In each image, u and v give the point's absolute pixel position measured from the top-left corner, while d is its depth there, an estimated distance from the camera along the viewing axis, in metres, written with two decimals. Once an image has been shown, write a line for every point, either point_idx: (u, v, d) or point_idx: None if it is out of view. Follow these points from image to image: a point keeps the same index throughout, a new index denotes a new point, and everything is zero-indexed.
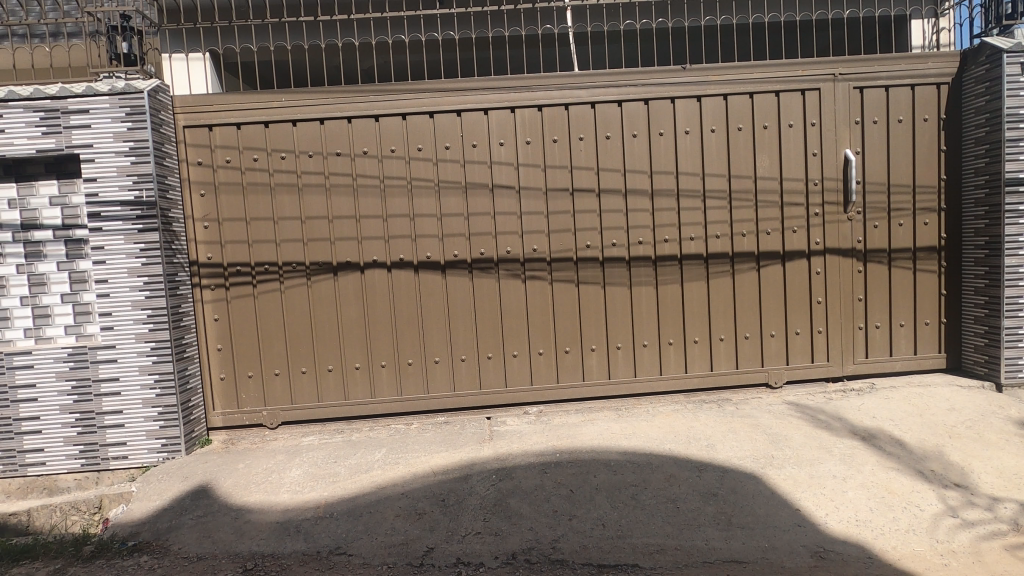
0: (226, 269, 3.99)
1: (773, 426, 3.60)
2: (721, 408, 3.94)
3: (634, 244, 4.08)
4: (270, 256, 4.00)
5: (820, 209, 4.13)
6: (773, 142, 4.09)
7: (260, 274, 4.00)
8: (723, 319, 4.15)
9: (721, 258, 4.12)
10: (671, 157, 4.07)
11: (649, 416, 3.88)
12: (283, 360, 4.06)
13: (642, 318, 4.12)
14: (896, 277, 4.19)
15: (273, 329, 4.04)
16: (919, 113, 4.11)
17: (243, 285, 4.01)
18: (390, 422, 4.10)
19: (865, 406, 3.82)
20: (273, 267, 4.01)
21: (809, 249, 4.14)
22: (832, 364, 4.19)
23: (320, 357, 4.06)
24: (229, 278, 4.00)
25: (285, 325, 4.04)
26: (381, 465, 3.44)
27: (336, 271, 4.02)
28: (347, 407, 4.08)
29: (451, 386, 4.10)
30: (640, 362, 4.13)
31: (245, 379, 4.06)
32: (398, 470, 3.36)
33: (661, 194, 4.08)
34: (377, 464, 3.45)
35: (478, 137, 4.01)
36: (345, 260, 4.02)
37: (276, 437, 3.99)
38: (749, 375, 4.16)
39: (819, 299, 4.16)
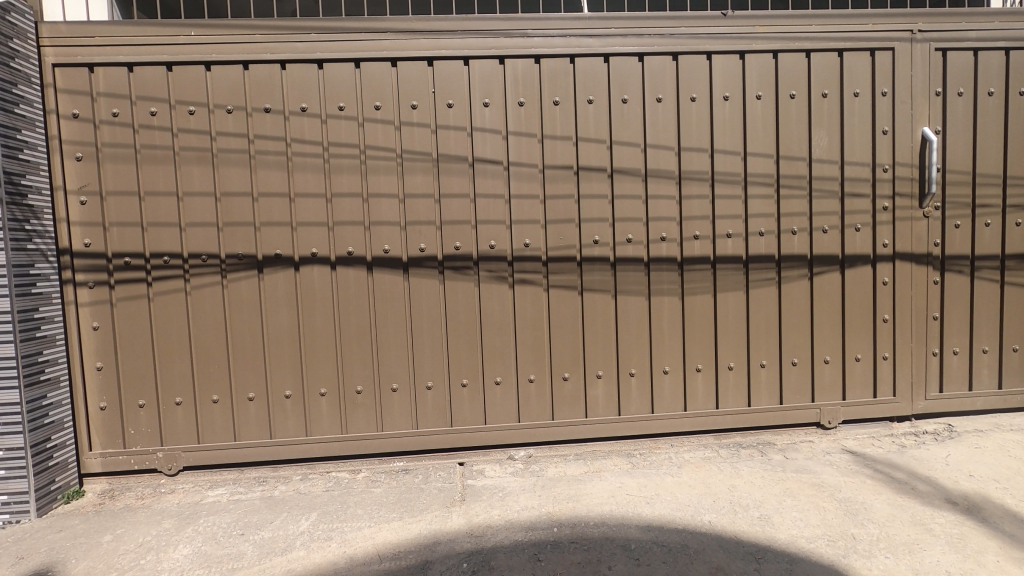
0: (110, 261, 2.96)
1: (841, 488, 2.68)
2: (765, 456, 3.03)
3: (655, 241, 3.15)
4: (172, 245, 2.98)
5: (889, 203, 3.25)
6: (834, 115, 3.20)
7: (157, 269, 2.98)
8: (766, 340, 3.24)
9: (766, 262, 3.21)
10: (705, 130, 3.15)
11: (673, 467, 2.95)
12: (188, 386, 3.04)
13: (662, 338, 3.18)
14: (979, 291, 3.33)
15: (175, 343, 3.02)
16: (1014, 85, 3.26)
17: (134, 284, 2.98)
18: (331, 468, 3.11)
19: (953, 458, 2.93)
20: (176, 259, 2.99)
21: (874, 253, 3.26)
22: (899, 400, 3.31)
23: (238, 382, 3.05)
24: (114, 273, 2.96)
25: (191, 338, 3.02)
26: (305, 541, 2.43)
27: (260, 268, 3.02)
28: (273, 449, 3.07)
29: (413, 421, 3.12)
30: (660, 394, 3.20)
31: (134, 410, 3.02)
32: (329, 551, 2.35)
33: (692, 177, 3.15)
34: (301, 539, 2.45)
35: (455, 95, 3.04)
36: (274, 253, 3.02)
37: (174, 489, 2.96)
38: (796, 412, 3.26)
39: (885, 318, 3.28)
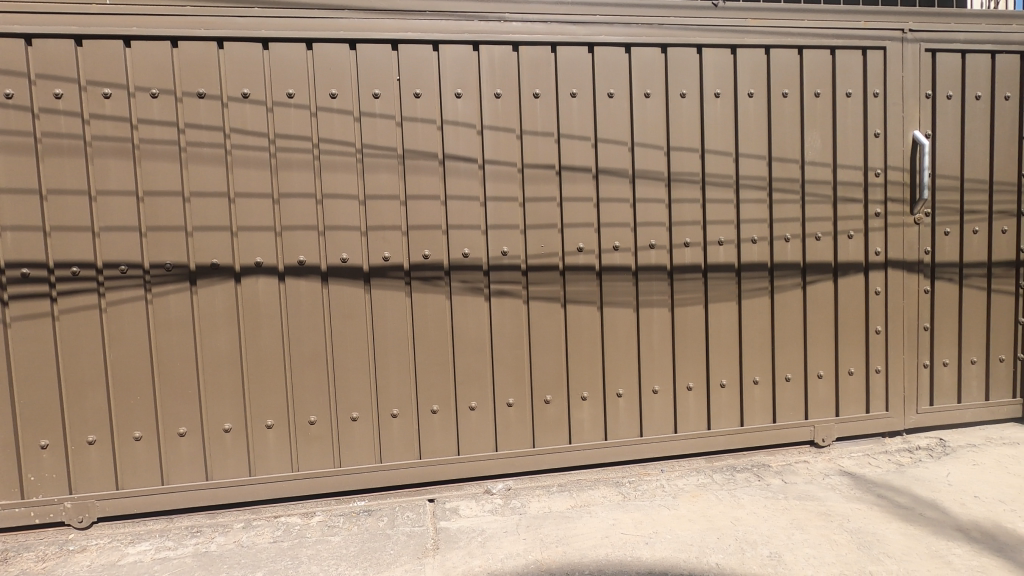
0: (3, 273, 2.45)
1: (849, 517, 2.48)
2: (763, 481, 2.80)
3: (643, 249, 2.89)
4: (83, 253, 2.49)
5: (881, 209, 3.11)
6: (826, 115, 3.03)
7: (64, 282, 2.48)
8: (759, 354, 3.03)
9: (758, 270, 3.00)
10: (696, 128, 2.92)
11: (668, 498, 2.68)
12: (103, 421, 2.55)
13: (652, 354, 2.92)
14: (968, 300, 3.23)
15: (87, 371, 2.53)
16: (999, 89, 3.19)
17: (34, 300, 2.47)
18: (280, 512, 2.68)
19: (954, 477, 2.79)
20: (89, 270, 2.50)
21: (867, 261, 3.10)
22: (891, 415, 3.17)
23: (167, 414, 2.58)
24: (8, 288, 2.45)
25: (108, 364, 2.54)
26: None
27: (194, 280, 2.57)
28: (208, 492, 2.61)
29: (373, 455, 2.73)
30: (650, 415, 2.94)
31: (35, 452, 2.51)
32: None
33: (682, 179, 2.91)
34: None
35: (424, 83, 2.68)
36: (210, 262, 2.57)
37: (86, 546, 2.47)
38: (790, 431, 3.07)
39: (878, 329, 3.13)
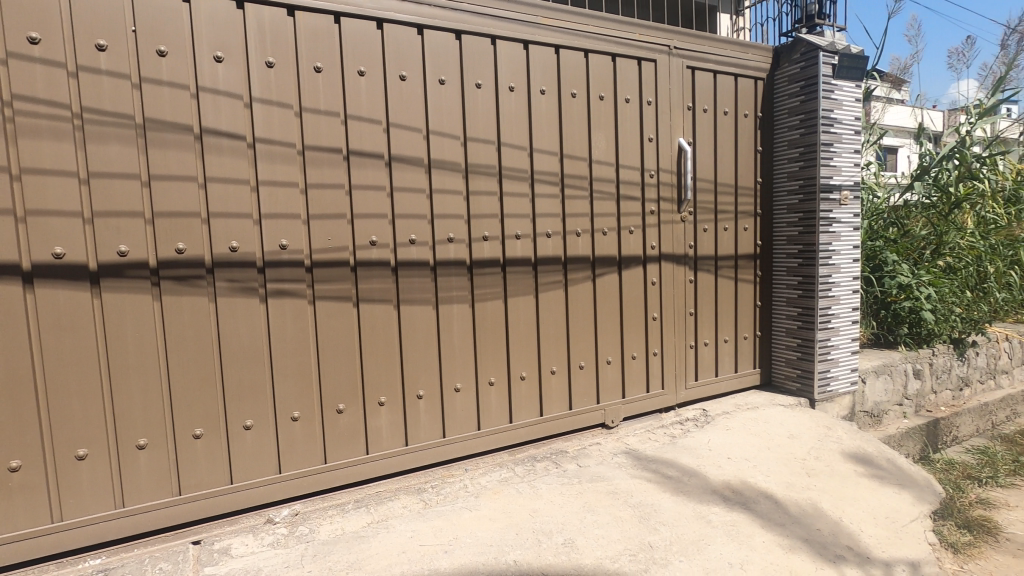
0: None
1: (633, 492, 2.67)
2: (560, 468, 2.89)
3: (442, 242, 2.77)
4: None
5: (655, 207, 3.43)
6: (609, 118, 3.24)
7: None
8: (555, 345, 3.13)
9: (553, 264, 3.09)
10: (491, 121, 2.88)
11: (469, 499, 2.60)
12: None
13: (453, 351, 2.83)
14: (721, 288, 3.73)
15: None
16: (740, 107, 3.73)
17: None
18: None
19: (714, 442, 3.18)
20: None
21: (644, 254, 3.40)
22: (666, 392, 3.53)
23: None
24: None
25: None
26: None
27: None
28: None
29: (161, 489, 2.25)
30: (452, 415, 2.84)
31: None
32: None
33: (479, 171, 2.85)
34: None
35: (169, 39, 2.17)
36: None
37: None
38: (584, 416, 3.23)
39: (654, 316, 3.46)
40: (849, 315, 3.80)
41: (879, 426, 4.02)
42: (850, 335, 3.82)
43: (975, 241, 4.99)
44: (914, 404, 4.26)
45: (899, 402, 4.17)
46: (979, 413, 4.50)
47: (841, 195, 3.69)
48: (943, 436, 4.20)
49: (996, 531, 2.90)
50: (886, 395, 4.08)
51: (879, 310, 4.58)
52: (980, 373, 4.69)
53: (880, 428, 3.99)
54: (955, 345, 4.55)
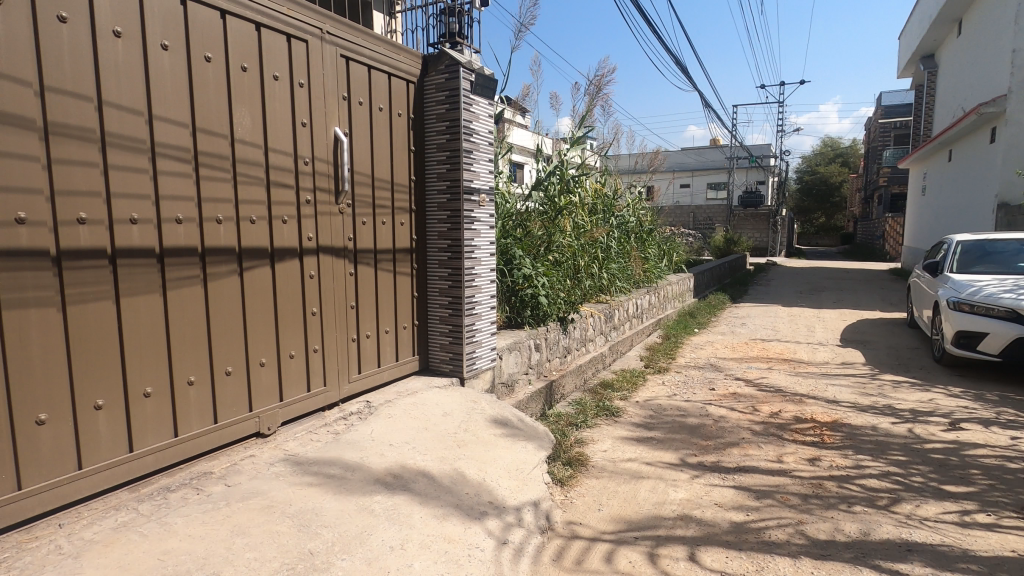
0: None
1: (292, 501, 2.48)
2: (203, 493, 2.44)
3: (7, 225, 2.00)
4: None
5: (311, 197, 3.25)
6: (255, 93, 2.91)
7: None
8: (194, 349, 2.64)
9: (187, 255, 2.60)
10: (86, 69, 2.22)
11: (65, 563, 1.94)
12: None
13: (34, 372, 2.08)
14: (381, 280, 3.81)
15: None
16: (394, 106, 3.88)
17: None
18: None
19: (376, 432, 3.22)
20: None
21: (301, 246, 3.19)
22: (329, 389, 3.41)
23: None
24: None
25: None
26: None
27: None
28: None
29: None
30: (33, 457, 2.09)
31: None
32: None
33: (69, 133, 2.17)
34: None
35: None
36: None
37: None
38: (233, 428, 2.84)
39: (314, 311, 3.29)
40: (488, 301, 4.40)
41: (512, 393, 4.79)
42: (489, 319, 4.43)
43: (571, 241, 6.43)
44: (535, 372, 5.23)
45: (525, 371, 5.06)
46: (576, 372, 5.83)
47: (480, 197, 4.24)
48: (554, 394, 5.28)
49: (586, 462, 3.75)
50: (516, 366, 4.89)
51: (510, 297, 5.45)
52: (576, 341, 6.08)
53: (513, 395, 4.76)
54: (561, 322, 5.77)
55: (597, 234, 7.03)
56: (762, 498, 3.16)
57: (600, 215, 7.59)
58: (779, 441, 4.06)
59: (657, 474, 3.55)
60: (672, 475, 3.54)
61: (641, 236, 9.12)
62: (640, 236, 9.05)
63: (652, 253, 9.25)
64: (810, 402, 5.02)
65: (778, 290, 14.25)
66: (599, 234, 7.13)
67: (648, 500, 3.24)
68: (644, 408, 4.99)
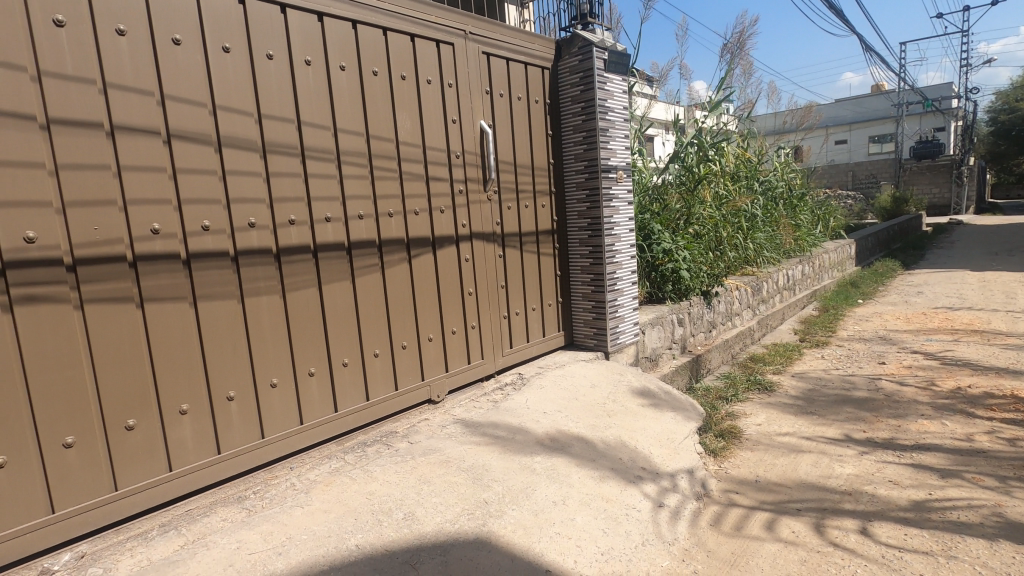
0: None
1: (464, 458, 2.81)
2: (392, 448, 2.89)
3: (243, 228, 2.49)
4: None
5: (463, 187, 3.54)
6: (412, 99, 3.23)
7: None
8: (375, 327, 3.06)
9: (368, 247, 3.01)
10: (286, 95, 2.66)
11: (300, 496, 2.46)
12: None
13: (267, 346, 2.60)
14: (527, 260, 4.02)
15: None
16: (532, 94, 4.04)
17: None
18: None
19: (531, 400, 3.48)
20: None
21: (456, 233, 3.49)
22: (486, 361, 3.73)
23: None
24: None
25: None
26: None
27: None
28: None
29: None
30: (63, 477, 2.02)
31: None
32: None
33: (279, 150, 2.62)
34: None
35: None
36: None
37: None
38: (410, 394, 3.25)
39: (470, 291, 3.60)
40: (629, 277, 4.42)
41: (656, 367, 4.80)
42: (632, 295, 4.46)
43: (712, 212, 6.18)
44: (680, 346, 5.18)
45: (669, 346, 5.03)
46: (723, 347, 5.66)
47: (618, 174, 4.26)
48: (700, 368, 5.20)
49: (739, 436, 3.71)
50: (660, 341, 4.88)
51: (650, 272, 5.41)
52: (722, 316, 5.89)
53: (657, 369, 4.78)
54: (705, 296, 5.62)
55: (740, 203, 6.68)
56: (946, 478, 2.90)
57: (744, 182, 7.17)
58: (967, 419, 3.64)
59: (819, 449, 3.42)
60: (837, 450, 3.38)
61: (792, 202, 8.44)
62: (789, 202, 8.39)
63: (804, 219, 8.53)
64: (1009, 376, 4.40)
65: (963, 255, 12.28)
66: (744, 202, 6.75)
67: (809, 474, 3.14)
68: (801, 381, 4.76)
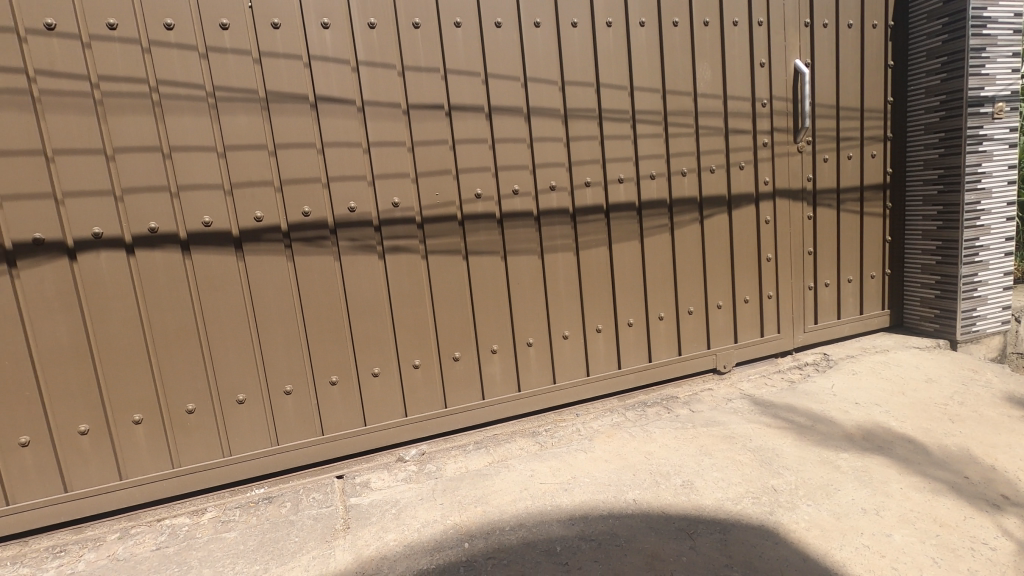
0: None
1: (751, 437, 2.60)
2: (672, 413, 2.86)
3: (545, 191, 2.71)
4: None
5: (768, 139, 3.15)
6: (714, 46, 2.97)
7: None
8: (662, 289, 3.03)
9: (659, 208, 2.95)
10: (588, 60, 2.74)
11: (585, 441, 2.65)
12: None
13: (561, 301, 2.82)
14: (844, 223, 3.41)
15: None
16: (868, 18, 3.30)
17: None
18: (186, 507, 2.32)
19: (838, 387, 3.01)
20: None
21: (757, 191, 3.16)
22: (783, 336, 3.35)
23: (58, 416, 2.13)
24: None
25: None
26: None
27: (76, 254, 2.07)
28: (116, 495, 2.22)
29: (309, 429, 2.46)
30: (414, 392, 2.60)
31: None
32: None
33: (579, 115, 2.73)
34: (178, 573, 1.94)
35: (282, 12, 2.23)
36: (78, 237, 2.07)
37: None
38: (694, 361, 3.15)
39: (769, 257, 3.24)
40: (999, 246, 3.35)
41: None
42: (1001, 270, 3.39)
43: None
44: None
45: None
46: None
47: (995, 108, 3.20)
48: None
49: None
50: None
51: None
52: None
53: None
54: None
55: None
56: None
57: None
58: None
59: None
60: None
61: None
62: None
63: None
64: None
65: None
66: None
67: None
68: None
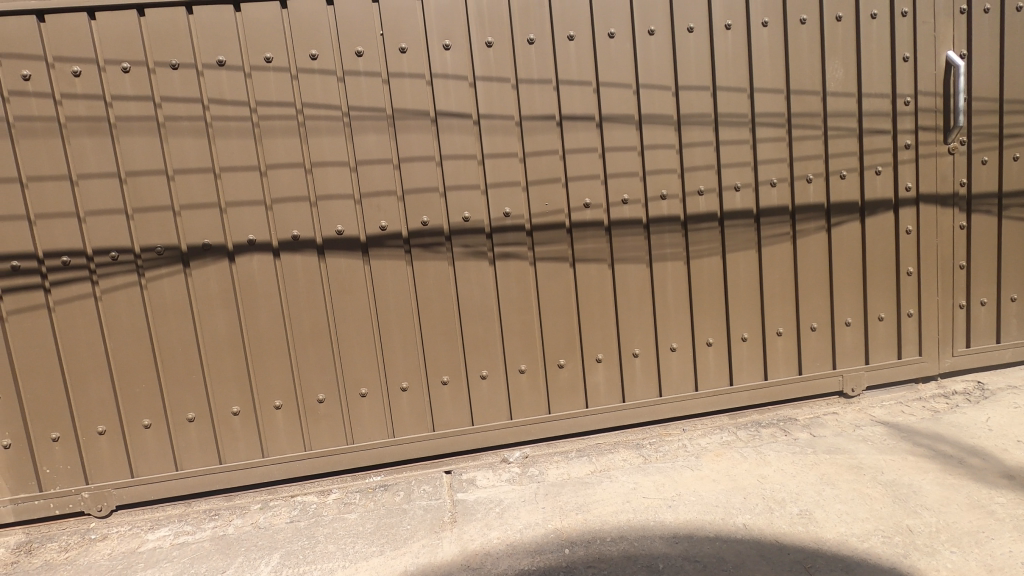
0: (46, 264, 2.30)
1: (883, 469, 2.36)
2: (789, 436, 2.68)
3: (655, 200, 2.67)
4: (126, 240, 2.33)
5: (912, 140, 2.84)
6: (849, 41, 2.75)
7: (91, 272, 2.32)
8: (781, 303, 2.84)
9: (779, 217, 2.78)
10: (704, 64, 2.65)
11: (691, 458, 2.57)
12: (152, 404, 2.43)
13: (669, 312, 2.75)
14: (1007, 233, 2.98)
15: (133, 355, 2.39)
16: None
17: (76, 293, 2.33)
18: (314, 487, 2.57)
19: (994, 420, 2.64)
20: (151, 253, 2.35)
21: (896, 198, 2.86)
22: (926, 359, 3.00)
23: (216, 397, 2.47)
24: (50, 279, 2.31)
25: (132, 352, 2.39)
26: (282, 560, 2.10)
27: (234, 258, 2.39)
28: (257, 470, 2.52)
29: (421, 425, 2.62)
30: (522, 395, 2.68)
31: (92, 438, 2.42)
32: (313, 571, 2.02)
33: (693, 121, 2.65)
34: (305, 547, 2.16)
35: (409, 37, 2.41)
36: (236, 244, 2.39)
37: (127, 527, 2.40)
38: (817, 382, 2.92)
39: (909, 271, 2.92)
40: None
41: None
42: None
43: None
44: None
45: None
46: None
47: None
48: None
49: None
50: None
51: None
52: None
53: None
54: None
55: None
56: None
57: None
58: None
59: None
60: None
61: None
62: None
63: None
64: None
65: None
66: None
67: None
68: None
